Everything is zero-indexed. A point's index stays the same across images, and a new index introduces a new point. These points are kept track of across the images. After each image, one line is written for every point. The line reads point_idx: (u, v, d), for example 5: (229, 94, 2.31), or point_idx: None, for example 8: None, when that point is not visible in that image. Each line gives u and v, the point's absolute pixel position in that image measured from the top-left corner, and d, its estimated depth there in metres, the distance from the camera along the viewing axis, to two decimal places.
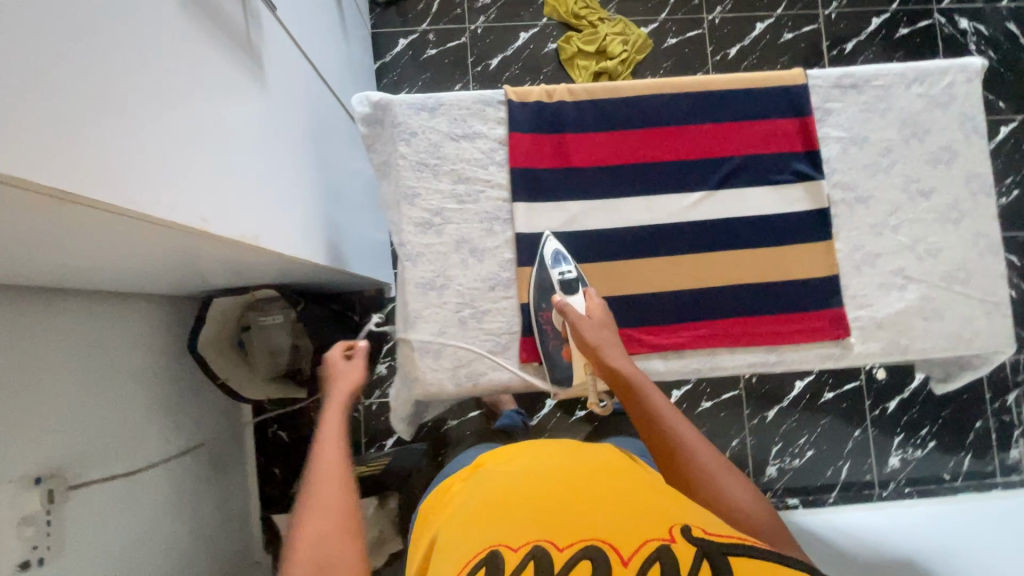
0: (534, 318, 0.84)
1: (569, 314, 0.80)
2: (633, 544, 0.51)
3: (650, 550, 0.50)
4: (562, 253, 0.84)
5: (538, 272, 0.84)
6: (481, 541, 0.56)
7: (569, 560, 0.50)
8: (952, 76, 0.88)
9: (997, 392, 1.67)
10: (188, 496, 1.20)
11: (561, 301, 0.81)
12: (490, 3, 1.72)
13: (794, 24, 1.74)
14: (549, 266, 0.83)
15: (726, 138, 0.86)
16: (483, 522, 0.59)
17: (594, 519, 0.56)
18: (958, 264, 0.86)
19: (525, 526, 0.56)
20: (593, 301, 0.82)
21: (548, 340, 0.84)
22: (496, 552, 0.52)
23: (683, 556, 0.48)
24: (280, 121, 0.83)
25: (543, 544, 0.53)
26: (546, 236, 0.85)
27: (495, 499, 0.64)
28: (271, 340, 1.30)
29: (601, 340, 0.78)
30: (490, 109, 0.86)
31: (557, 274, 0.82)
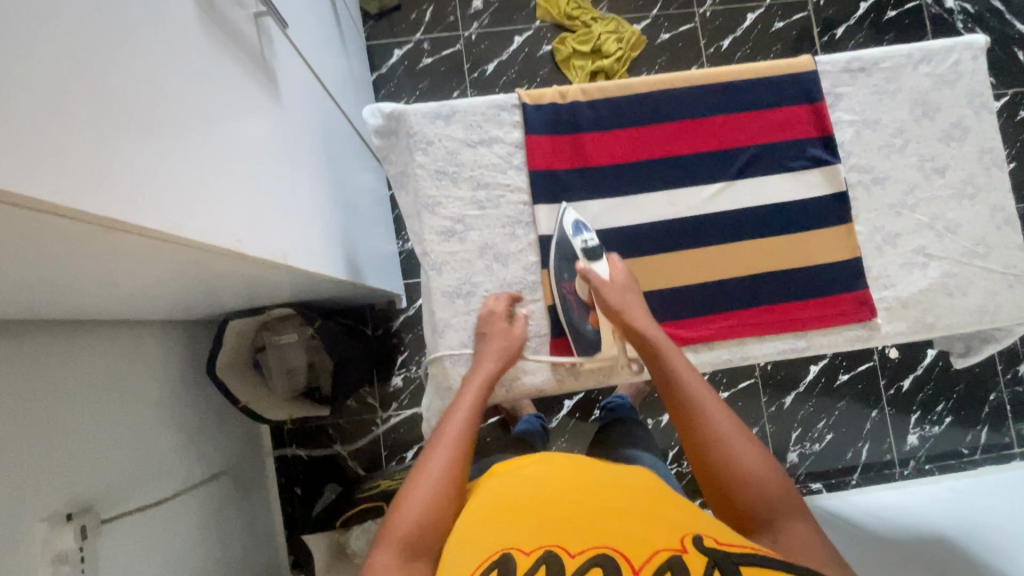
0: (563, 318, 0.84)
1: (591, 280, 0.80)
2: (644, 554, 0.52)
3: (662, 559, 0.50)
4: (582, 223, 0.83)
5: (559, 241, 0.83)
6: (494, 544, 0.57)
7: (581, 566, 0.51)
8: (958, 53, 0.89)
9: (1009, 364, 1.69)
10: (215, 522, 1.19)
11: (585, 269, 0.81)
12: (482, 9, 1.72)
13: (784, 13, 1.76)
14: (571, 235, 0.82)
15: (741, 128, 0.87)
16: (498, 528, 0.60)
17: (609, 526, 0.57)
18: (977, 239, 0.87)
19: (538, 532, 0.58)
20: (617, 269, 0.82)
21: (572, 311, 0.84)
22: (509, 555, 0.54)
23: (693, 565, 0.49)
24: (296, 137, 0.83)
25: (555, 549, 0.54)
26: (563, 207, 0.84)
27: (513, 504, 0.65)
28: (288, 360, 1.30)
29: (624, 305, 0.79)
30: (504, 113, 0.86)
31: (579, 242, 0.81)
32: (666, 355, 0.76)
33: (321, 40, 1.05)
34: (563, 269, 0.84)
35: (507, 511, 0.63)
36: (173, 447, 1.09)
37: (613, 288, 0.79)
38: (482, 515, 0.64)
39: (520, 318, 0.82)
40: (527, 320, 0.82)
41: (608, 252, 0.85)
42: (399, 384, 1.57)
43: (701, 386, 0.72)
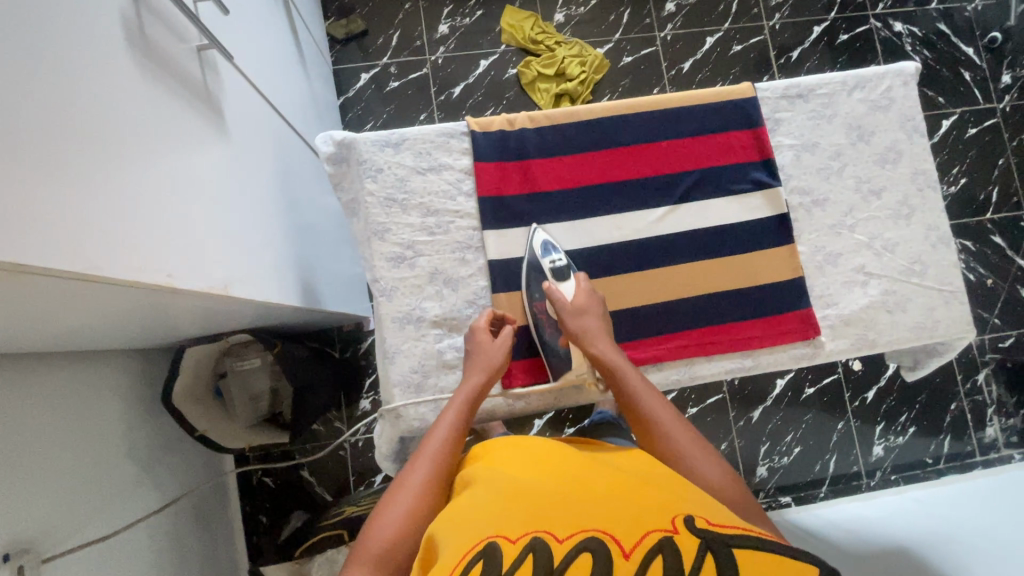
0: (529, 309, 0.85)
1: (554, 301, 0.81)
2: (634, 537, 0.52)
3: (653, 541, 0.51)
4: (551, 244, 0.85)
5: (529, 259, 0.85)
6: (478, 531, 0.57)
7: (569, 552, 0.51)
8: (889, 80, 0.93)
9: (967, 373, 1.73)
10: (172, 553, 1.16)
11: (550, 288, 0.82)
12: (448, 34, 1.75)
13: (741, 37, 1.82)
14: (540, 255, 0.84)
15: (685, 152, 0.89)
16: (484, 515, 0.60)
17: (598, 512, 0.58)
18: (913, 257, 0.90)
19: (524, 519, 0.57)
20: (583, 289, 0.83)
21: (544, 330, 0.85)
22: (495, 544, 0.53)
23: (686, 547, 0.50)
24: (245, 168, 0.83)
25: (542, 537, 0.54)
26: (535, 228, 0.86)
27: (497, 495, 0.64)
28: (251, 386, 1.30)
29: (586, 329, 0.80)
30: (454, 140, 0.87)
31: (548, 262, 0.84)
32: (626, 375, 0.78)
33: (277, 67, 1.05)
34: (534, 289, 0.85)
35: (490, 500, 0.63)
36: (124, 478, 1.06)
37: (574, 310, 0.80)
38: (470, 503, 0.64)
39: (505, 332, 0.82)
40: (510, 332, 0.81)
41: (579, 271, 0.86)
42: (367, 408, 1.56)
43: (660, 404, 0.75)
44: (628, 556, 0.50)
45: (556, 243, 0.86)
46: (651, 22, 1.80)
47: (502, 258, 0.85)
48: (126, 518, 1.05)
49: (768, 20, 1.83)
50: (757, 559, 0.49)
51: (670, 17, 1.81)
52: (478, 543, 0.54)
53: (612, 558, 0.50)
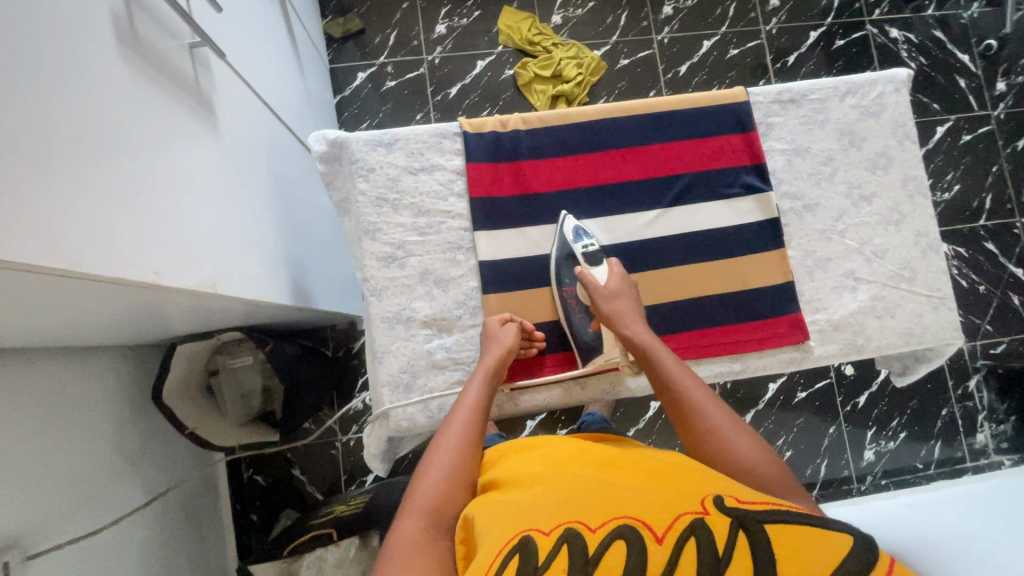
0: (558, 293, 0.86)
1: (587, 285, 0.82)
2: (666, 521, 0.56)
3: (685, 524, 0.55)
4: (583, 228, 0.86)
5: (560, 246, 0.85)
6: (512, 522, 0.60)
7: (604, 540, 0.54)
8: (881, 86, 0.94)
9: (959, 379, 1.74)
10: (159, 551, 1.15)
11: (583, 272, 0.83)
12: (445, 34, 1.75)
13: (738, 40, 1.82)
14: (572, 241, 0.85)
15: (677, 156, 0.89)
16: (519, 509, 0.63)
17: (626, 501, 0.61)
18: (902, 263, 0.90)
19: (556, 511, 0.60)
20: (615, 273, 0.84)
21: (574, 315, 0.87)
22: (529, 536, 0.56)
23: (719, 528, 0.54)
24: (237, 166, 0.83)
25: (575, 527, 0.57)
26: (563, 215, 0.86)
27: (526, 491, 0.67)
28: (242, 384, 1.29)
29: (618, 311, 0.80)
30: (446, 141, 0.87)
31: (579, 248, 0.84)
32: (659, 357, 0.78)
33: (271, 66, 1.05)
34: (565, 274, 0.86)
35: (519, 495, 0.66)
36: (111, 475, 1.06)
37: (606, 294, 0.81)
38: (499, 498, 0.67)
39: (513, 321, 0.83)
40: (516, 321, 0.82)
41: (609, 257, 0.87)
42: (359, 407, 1.56)
43: (696, 385, 0.75)
44: (661, 541, 0.53)
45: (588, 228, 0.87)
46: (649, 24, 1.80)
47: (492, 258, 0.85)
48: (111, 515, 1.04)
49: (765, 24, 1.84)
50: (787, 531, 0.53)
51: (667, 20, 1.81)
52: (514, 536, 0.57)
53: (646, 543, 0.53)
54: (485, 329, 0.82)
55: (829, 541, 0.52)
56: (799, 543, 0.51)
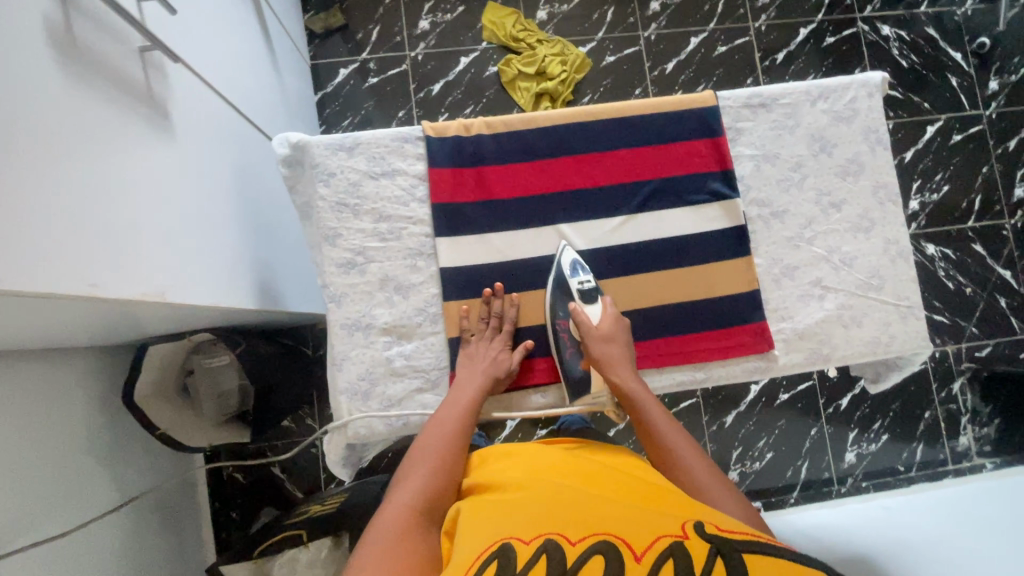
0: (551, 326, 0.85)
1: (580, 324, 0.82)
2: (645, 542, 0.56)
3: (664, 545, 0.55)
4: (580, 262, 0.85)
5: (556, 276, 0.85)
6: (495, 533, 0.60)
7: (582, 553, 0.55)
8: (854, 91, 0.92)
9: (943, 382, 1.73)
10: (133, 551, 1.16)
11: (577, 310, 0.82)
12: (429, 30, 1.73)
13: (727, 38, 1.80)
14: (568, 275, 0.84)
15: (643, 162, 0.88)
16: (501, 519, 0.63)
17: (606, 518, 0.61)
18: (871, 272, 0.89)
19: (539, 523, 0.61)
20: (608, 314, 0.83)
21: (564, 348, 0.85)
22: (510, 545, 0.57)
23: (697, 551, 0.54)
24: (197, 174, 0.83)
25: (556, 539, 0.57)
26: (563, 246, 0.86)
27: (514, 497, 0.68)
28: (219, 383, 1.27)
29: (609, 356, 0.80)
30: (408, 145, 0.86)
31: (576, 283, 0.84)
32: (646, 406, 0.79)
33: (240, 66, 1.04)
34: (558, 306, 0.85)
35: (500, 505, 0.67)
36: (83, 474, 1.06)
37: (599, 336, 0.81)
38: (483, 507, 0.68)
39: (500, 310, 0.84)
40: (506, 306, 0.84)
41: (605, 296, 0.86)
42: None
43: (685, 442, 0.77)
44: (639, 559, 0.54)
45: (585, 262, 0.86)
46: (636, 21, 1.78)
47: (454, 265, 0.84)
48: (84, 515, 1.05)
49: (754, 21, 1.81)
50: (763, 563, 0.53)
51: (655, 16, 1.78)
52: (493, 545, 0.58)
53: (624, 561, 0.53)
54: (464, 320, 0.83)
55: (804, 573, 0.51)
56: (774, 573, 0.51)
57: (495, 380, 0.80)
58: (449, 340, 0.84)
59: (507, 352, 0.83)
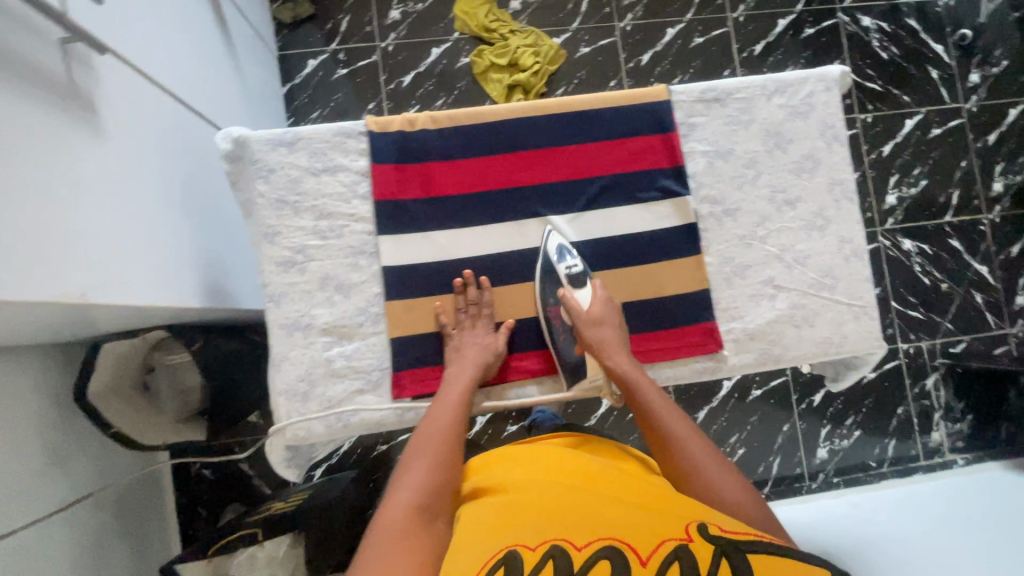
0: (542, 314, 0.85)
1: (571, 309, 0.81)
2: (651, 545, 0.57)
3: (669, 548, 0.56)
4: (567, 248, 0.84)
5: (543, 263, 0.84)
6: (498, 540, 0.60)
7: (589, 559, 0.55)
8: (811, 85, 0.90)
9: (916, 377, 1.73)
10: (92, 548, 1.14)
11: (566, 295, 0.82)
12: (399, 20, 1.70)
13: (704, 28, 1.77)
14: (555, 260, 0.84)
15: (592, 158, 0.86)
16: (501, 521, 0.63)
17: (608, 520, 0.62)
18: (825, 271, 0.88)
19: (542, 528, 0.61)
20: (599, 297, 0.82)
21: (558, 335, 0.85)
22: (515, 551, 0.57)
23: (701, 555, 0.55)
24: (126, 168, 0.79)
25: (561, 544, 0.58)
26: (547, 231, 0.85)
27: (513, 499, 0.68)
28: (182, 380, 1.26)
29: (602, 340, 0.80)
30: (351, 140, 0.84)
31: (563, 268, 0.83)
32: (642, 389, 0.78)
33: (189, 58, 1.01)
34: (547, 294, 0.85)
35: (500, 506, 0.67)
36: (42, 472, 1.04)
37: (590, 321, 0.80)
38: (481, 512, 0.67)
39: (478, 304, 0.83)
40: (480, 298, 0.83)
41: (594, 277, 0.85)
42: None
43: (683, 423, 0.76)
44: (645, 564, 0.55)
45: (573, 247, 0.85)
46: (611, 11, 1.74)
47: (396, 264, 0.83)
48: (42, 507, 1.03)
49: (732, 11, 1.78)
50: (767, 561, 0.55)
51: (630, 6, 1.75)
52: (499, 552, 0.58)
53: (631, 566, 0.55)
54: (441, 315, 0.83)
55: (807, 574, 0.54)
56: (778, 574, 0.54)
57: (488, 362, 0.81)
58: (391, 340, 0.82)
59: (493, 334, 0.83)
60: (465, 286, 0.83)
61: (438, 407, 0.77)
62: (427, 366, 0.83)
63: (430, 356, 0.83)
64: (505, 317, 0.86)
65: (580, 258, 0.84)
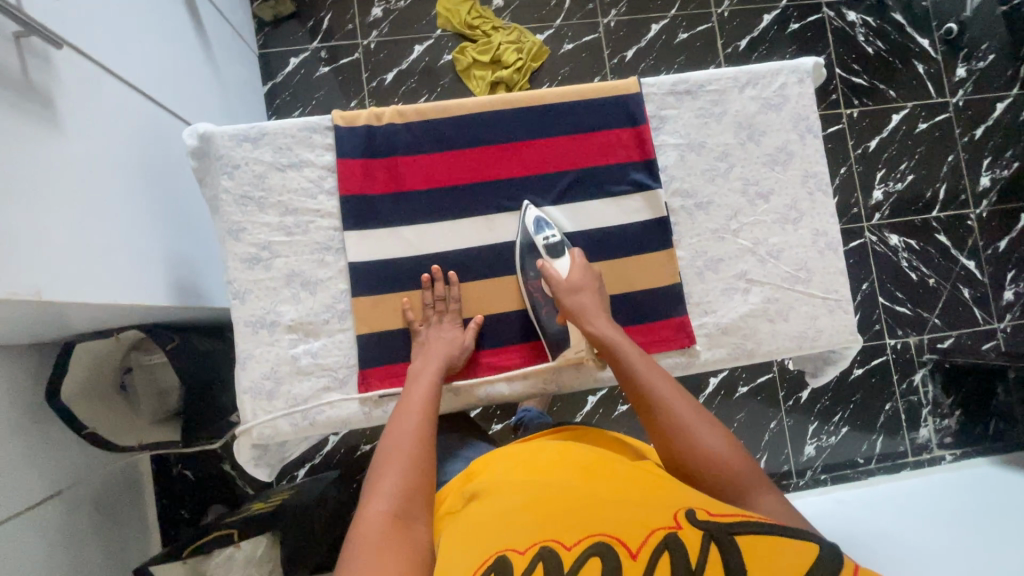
0: (523, 287, 0.86)
1: (548, 278, 0.81)
2: (641, 537, 0.55)
3: (659, 539, 0.54)
4: (545, 220, 0.84)
5: (523, 237, 0.85)
6: (489, 544, 0.58)
7: (579, 557, 0.54)
8: (784, 76, 0.90)
9: (904, 373, 1.72)
10: (69, 549, 1.13)
11: (544, 265, 0.82)
12: (382, 17, 1.69)
13: (688, 24, 1.76)
14: (533, 233, 0.83)
15: (562, 151, 0.87)
16: (491, 524, 0.62)
17: (599, 515, 0.60)
18: (799, 264, 0.87)
19: (532, 528, 0.59)
20: (578, 264, 0.82)
21: (540, 308, 0.85)
22: (506, 556, 0.55)
23: (691, 542, 0.53)
24: (88, 163, 0.78)
25: (551, 545, 0.56)
26: (525, 206, 0.85)
27: (502, 499, 0.66)
28: (159, 380, 1.25)
29: (580, 305, 0.80)
30: (317, 135, 0.84)
31: (541, 239, 0.83)
32: (623, 353, 0.77)
33: (159, 54, 1.00)
34: (529, 268, 0.85)
35: (490, 508, 0.65)
36: (19, 473, 1.03)
37: (568, 287, 0.80)
38: (472, 516, 0.65)
39: (441, 299, 0.84)
40: (445, 295, 0.84)
41: (574, 248, 0.85)
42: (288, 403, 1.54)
43: (664, 381, 0.74)
44: (635, 557, 0.53)
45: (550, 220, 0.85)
46: (595, 7, 1.73)
47: (363, 260, 0.83)
48: (20, 506, 1.02)
49: (717, 7, 1.77)
50: (758, 542, 0.53)
51: (614, 2, 1.74)
52: (489, 558, 0.56)
53: (621, 560, 0.53)
54: (409, 311, 0.83)
55: (798, 551, 0.52)
56: (769, 555, 0.51)
57: (452, 356, 0.81)
58: (358, 337, 0.83)
59: (460, 330, 0.84)
60: (431, 282, 0.84)
61: (407, 407, 0.75)
62: (393, 362, 0.84)
63: (399, 352, 0.84)
64: (474, 311, 0.86)
65: (558, 230, 0.84)
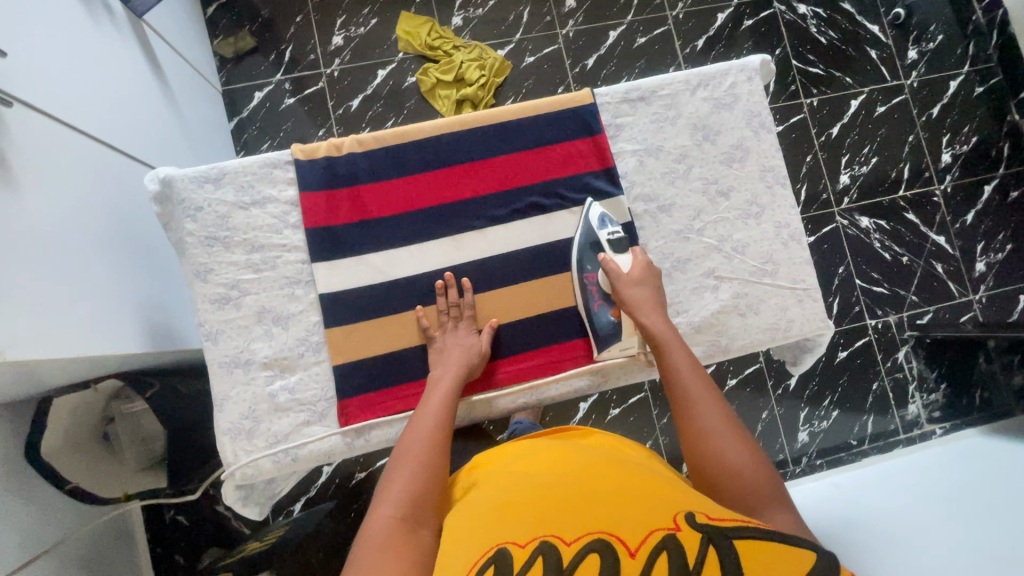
0: (579, 277, 0.88)
1: (611, 272, 0.84)
2: (640, 536, 0.54)
3: (657, 539, 0.53)
4: (608, 216, 0.88)
5: (584, 232, 0.88)
6: (485, 540, 0.58)
7: (577, 553, 0.53)
8: (733, 76, 0.94)
9: (887, 352, 1.74)
10: None
11: (605, 259, 0.85)
12: (342, 45, 1.70)
13: (645, 28, 1.79)
14: (596, 227, 0.87)
15: (523, 166, 0.89)
16: (490, 520, 0.61)
17: (600, 513, 0.59)
18: (764, 258, 0.91)
19: (532, 523, 0.59)
20: (639, 261, 0.85)
21: (592, 299, 0.87)
22: (505, 550, 0.55)
23: (690, 547, 0.52)
24: (43, 219, 0.77)
25: (550, 540, 0.55)
26: (591, 202, 0.89)
27: (501, 497, 0.66)
28: (142, 428, 1.23)
29: (637, 299, 0.82)
30: (277, 171, 0.85)
31: (605, 234, 0.86)
32: (671, 350, 0.78)
33: (116, 99, 0.99)
34: (586, 260, 0.88)
35: (488, 507, 0.64)
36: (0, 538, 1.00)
37: (629, 281, 0.83)
38: (472, 512, 0.65)
39: (454, 301, 0.85)
40: (461, 306, 0.86)
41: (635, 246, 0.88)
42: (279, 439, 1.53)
43: (703, 387, 0.74)
44: (634, 555, 0.52)
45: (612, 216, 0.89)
46: (553, 19, 1.76)
47: (331, 291, 0.84)
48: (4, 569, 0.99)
49: (671, 10, 1.80)
50: (756, 547, 0.52)
51: (571, 13, 1.77)
52: (488, 550, 0.56)
53: (618, 558, 0.52)
54: (424, 320, 0.84)
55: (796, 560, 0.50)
56: (768, 563, 0.50)
57: (471, 364, 0.82)
58: (334, 368, 0.83)
59: (475, 336, 0.85)
60: (446, 288, 0.86)
61: (422, 415, 0.76)
62: (371, 392, 0.83)
63: (377, 381, 0.84)
64: (488, 318, 0.87)
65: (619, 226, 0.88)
